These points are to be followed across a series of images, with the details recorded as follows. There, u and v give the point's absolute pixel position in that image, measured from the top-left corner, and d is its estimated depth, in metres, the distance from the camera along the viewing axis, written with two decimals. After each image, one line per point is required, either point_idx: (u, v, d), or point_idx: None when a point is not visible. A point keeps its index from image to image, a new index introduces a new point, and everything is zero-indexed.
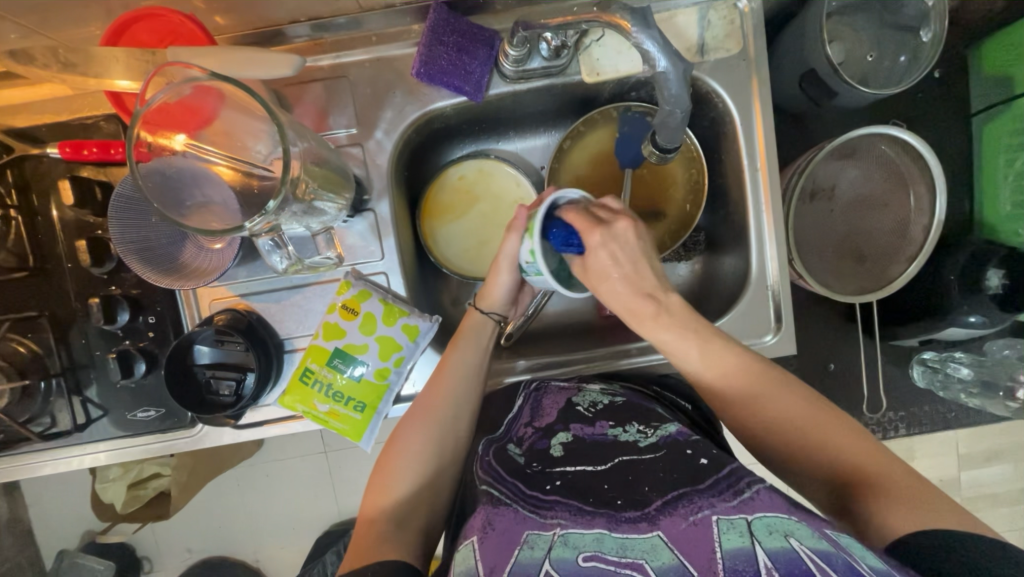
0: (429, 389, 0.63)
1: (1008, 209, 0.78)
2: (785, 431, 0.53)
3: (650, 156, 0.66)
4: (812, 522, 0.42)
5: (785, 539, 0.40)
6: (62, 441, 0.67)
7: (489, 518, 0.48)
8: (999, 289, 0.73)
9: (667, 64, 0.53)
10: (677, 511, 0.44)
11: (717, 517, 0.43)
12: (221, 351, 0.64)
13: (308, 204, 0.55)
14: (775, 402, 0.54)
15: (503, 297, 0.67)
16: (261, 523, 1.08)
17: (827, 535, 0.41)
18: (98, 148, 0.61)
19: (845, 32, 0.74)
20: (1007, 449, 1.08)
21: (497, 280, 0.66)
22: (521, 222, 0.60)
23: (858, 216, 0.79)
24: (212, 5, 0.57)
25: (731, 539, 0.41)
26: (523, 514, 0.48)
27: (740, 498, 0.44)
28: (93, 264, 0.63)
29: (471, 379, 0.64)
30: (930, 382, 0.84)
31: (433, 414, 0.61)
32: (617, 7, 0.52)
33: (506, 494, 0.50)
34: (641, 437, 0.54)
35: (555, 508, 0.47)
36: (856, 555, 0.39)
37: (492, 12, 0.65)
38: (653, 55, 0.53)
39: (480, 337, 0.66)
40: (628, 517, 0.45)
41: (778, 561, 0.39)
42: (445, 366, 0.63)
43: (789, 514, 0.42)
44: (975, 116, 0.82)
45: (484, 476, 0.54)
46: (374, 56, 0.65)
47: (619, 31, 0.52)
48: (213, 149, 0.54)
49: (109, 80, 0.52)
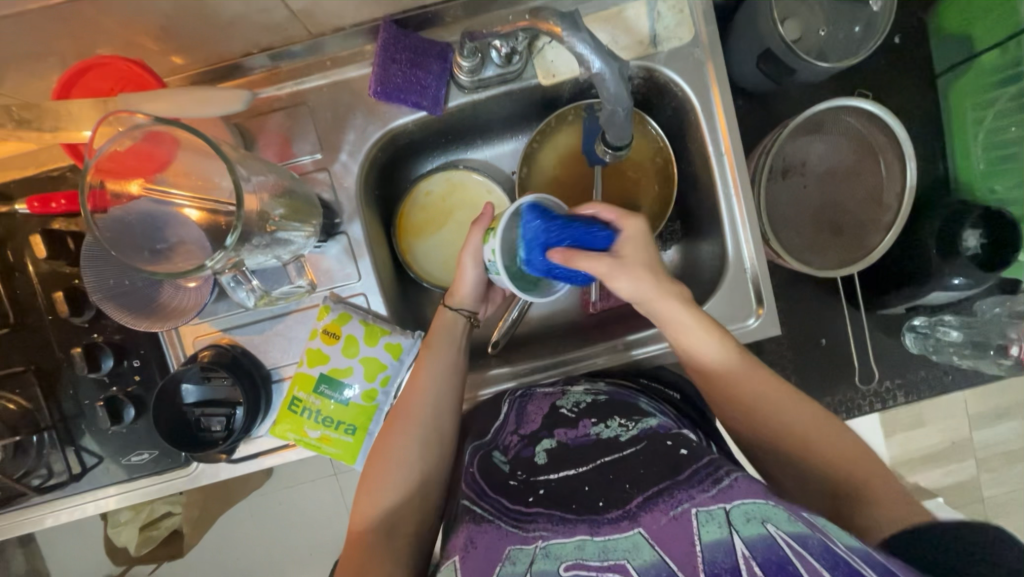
0: (406, 393, 0.63)
1: (982, 167, 0.80)
2: (762, 421, 0.56)
3: (604, 156, 0.65)
4: (789, 506, 0.42)
5: (762, 525, 0.40)
6: (62, 492, 0.68)
7: (472, 535, 0.49)
8: (977, 249, 0.73)
9: (602, 65, 0.52)
10: (657, 507, 0.44)
11: (696, 510, 0.43)
12: (208, 388, 0.64)
13: (271, 235, 0.55)
14: (753, 389, 0.57)
15: (471, 293, 0.68)
16: (279, 552, 1.08)
17: (804, 518, 0.41)
18: (66, 200, 0.60)
19: (798, 9, 0.74)
20: (1013, 405, 1.08)
21: (463, 276, 0.68)
22: (486, 218, 0.65)
23: (832, 189, 0.79)
24: (164, 45, 0.57)
25: (710, 531, 0.41)
26: (504, 529, 0.48)
27: (719, 486, 0.44)
28: (72, 314, 0.63)
29: (447, 372, 0.64)
30: (923, 347, 0.83)
31: (412, 414, 0.61)
32: (548, 11, 0.51)
33: (487, 511, 0.51)
34: (622, 431, 0.55)
35: (536, 521, 0.48)
36: (832, 535, 0.40)
37: (443, 25, 0.65)
38: (588, 58, 0.52)
39: (452, 336, 0.66)
40: (609, 518, 0.45)
41: (756, 549, 0.39)
42: (419, 367, 0.64)
43: (767, 499, 0.42)
44: (939, 78, 0.82)
45: (468, 490, 0.55)
46: (332, 80, 0.65)
47: (551, 36, 0.51)
48: (177, 190, 0.54)
49: (68, 132, 0.52)
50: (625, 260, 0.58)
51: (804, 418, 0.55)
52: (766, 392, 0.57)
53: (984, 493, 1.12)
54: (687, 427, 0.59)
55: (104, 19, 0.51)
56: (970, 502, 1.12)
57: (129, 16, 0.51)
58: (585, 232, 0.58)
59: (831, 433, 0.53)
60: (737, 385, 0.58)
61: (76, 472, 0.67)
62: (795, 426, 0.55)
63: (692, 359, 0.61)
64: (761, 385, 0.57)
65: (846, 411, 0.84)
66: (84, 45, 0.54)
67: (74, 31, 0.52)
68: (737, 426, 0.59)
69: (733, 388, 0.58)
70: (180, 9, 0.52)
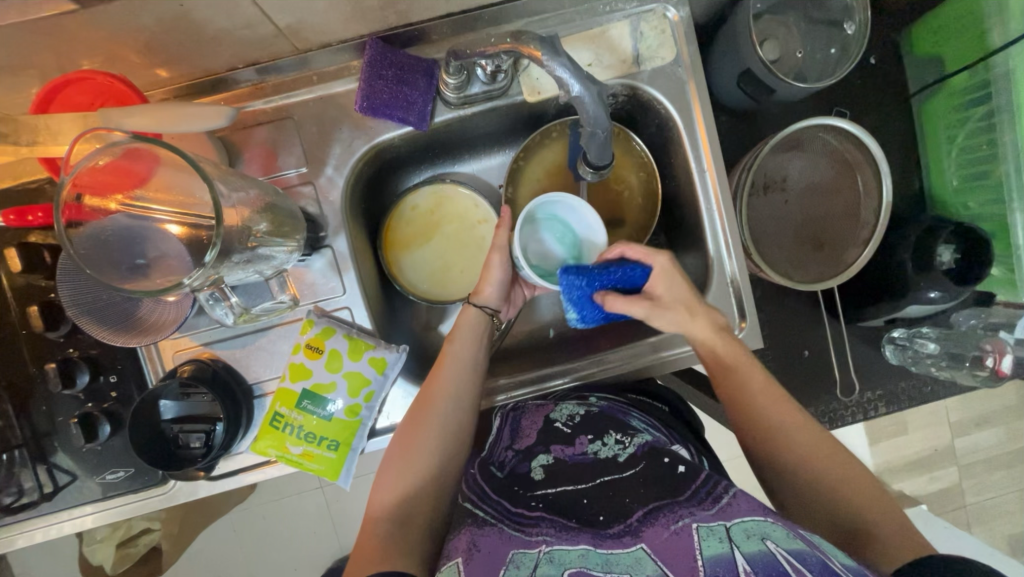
0: (428, 384, 0.63)
1: (955, 183, 0.81)
2: (773, 438, 0.58)
3: (585, 176, 0.65)
4: (787, 523, 0.43)
5: (762, 542, 0.41)
6: (33, 512, 0.66)
7: (474, 538, 0.48)
8: (951, 263, 0.75)
9: (582, 89, 0.52)
10: (658, 521, 0.45)
11: (697, 524, 0.44)
12: (187, 404, 0.63)
13: (252, 251, 0.55)
14: (764, 409, 0.59)
15: (496, 293, 0.67)
16: (262, 567, 1.06)
17: (800, 535, 0.42)
18: (43, 213, 0.58)
19: (778, 29, 0.76)
20: (992, 412, 1.11)
21: (491, 276, 0.66)
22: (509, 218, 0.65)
23: (812, 205, 0.81)
24: (148, 59, 0.57)
25: (711, 546, 0.42)
26: (507, 533, 0.48)
27: (719, 505, 0.45)
28: (47, 328, 0.62)
29: (467, 373, 0.63)
30: (901, 359, 0.85)
31: (434, 407, 0.61)
32: (529, 36, 0.51)
33: (490, 513, 0.51)
34: (620, 450, 0.55)
35: (540, 525, 0.48)
36: (829, 554, 0.41)
37: (429, 42, 0.66)
38: (567, 81, 0.51)
39: (475, 331, 0.66)
40: (611, 533, 0.45)
41: (756, 564, 0.40)
42: (443, 359, 0.64)
43: (765, 516, 0.43)
44: (914, 97, 0.85)
45: (468, 493, 0.55)
46: (317, 94, 0.65)
47: (531, 60, 0.51)
48: (157, 206, 0.54)
49: (43, 145, 0.52)
50: (661, 301, 0.62)
51: (815, 441, 0.56)
52: (780, 411, 0.59)
53: (966, 500, 1.14)
54: (678, 442, 0.61)
55: (85, 34, 0.51)
56: (953, 509, 1.14)
57: (112, 31, 0.51)
58: (623, 273, 0.62)
59: (810, 440, 0.56)
60: (753, 403, 0.59)
61: (48, 491, 0.65)
62: (805, 448, 0.56)
63: (723, 379, 0.62)
64: (779, 406, 0.59)
65: (829, 421, 0.85)
66: (65, 58, 0.54)
67: (56, 45, 0.51)
68: (750, 441, 0.60)
69: (752, 408, 0.60)
70: (164, 25, 0.52)
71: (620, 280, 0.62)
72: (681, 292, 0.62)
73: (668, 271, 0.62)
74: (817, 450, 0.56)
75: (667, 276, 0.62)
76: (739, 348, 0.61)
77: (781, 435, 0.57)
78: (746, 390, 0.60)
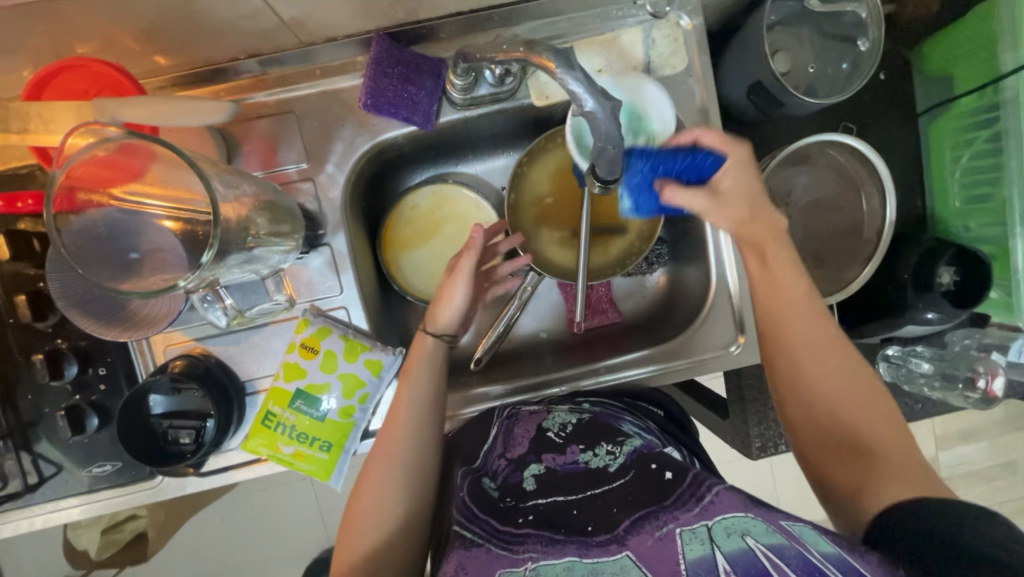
0: (385, 431, 0.58)
1: (958, 204, 0.81)
2: (796, 343, 0.53)
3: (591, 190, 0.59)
4: (768, 516, 0.42)
5: (742, 539, 0.41)
6: (16, 502, 0.65)
7: (462, 561, 0.48)
8: (950, 285, 0.75)
9: (594, 105, 0.49)
10: (644, 528, 0.45)
11: (680, 529, 0.43)
12: (177, 399, 0.62)
13: (249, 252, 0.54)
14: (793, 314, 0.53)
15: (455, 315, 0.63)
16: (249, 557, 1.06)
17: (781, 526, 0.41)
18: (33, 200, 0.57)
19: (789, 42, 0.75)
20: (978, 426, 1.12)
21: (449, 301, 0.62)
22: (478, 241, 0.63)
23: (815, 221, 0.80)
24: (146, 46, 0.55)
25: (693, 549, 0.41)
26: (495, 553, 0.47)
27: (702, 504, 0.45)
28: (35, 319, 0.61)
29: (425, 409, 0.59)
30: (895, 376, 0.87)
31: (394, 457, 0.56)
32: (542, 48, 0.49)
33: (478, 534, 0.50)
34: (611, 460, 0.55)
35: (528, 542, 0.47)
36: (809, 544, 0.40)
37: (437, 40, 0.64)
38: (580, 96, 0.49)
39: (433, 363, 0.61)
40: (598, 541, 0.45)
41: (736, 564, 0.39)
42: (398, 401, 0.59)
43: (747, 511, 0.43)
44: (922, 116, 0.84)
45: (458, 515, 0.53)
46: (321, 89, 0.64)
47: (546, 73, 0.49)
48: (152, 201, 0.52)
49: (32, 134, 0.50)
50: (722, 194, 0.56)
51: (841, 358, 0.51)
52: (809, 320, 0.53)
53: None
54: (670, 445, 0.62)
55: (80, 19, 0.49)
56: None
57: (109, 17, 0.50)
58: (691, 161, 0.56)
59: (841, 369, 0.51)
60: (780, 304, 0.54)
61: (33, 482, 0.64)
62: (829, 363, 0.51)
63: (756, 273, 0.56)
64: (812, 315, 0.53)
65: None
66: (60, 43, 0.52)
67: (50, 29, 0.50)
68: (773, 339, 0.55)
69: (782, 307, 0.54)
70: (163, 13, 0.50)
71: (687, 169, 0.56)
72: (749, 190, 0.56)
73: (742, 168, 0.56)
74: (841, 370, 0.51)
75: (739, 170, 0.56)
76: (786, 262, 0.55)
77: (808, 357, 0.52)
78: (781, 289, 0.54)
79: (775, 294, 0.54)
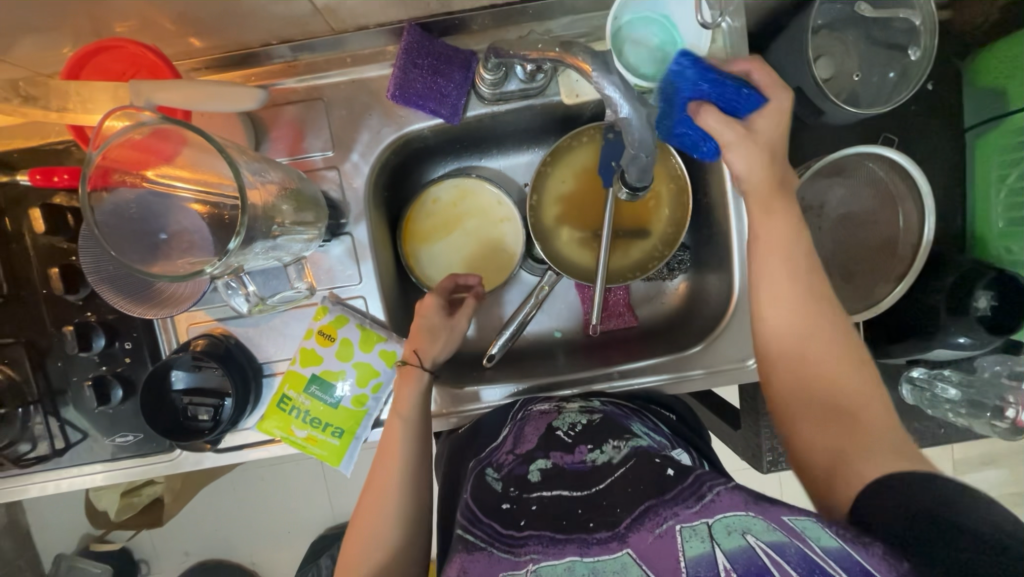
0: (380, 462, 0.59)
1: (1002, 225, 0.77)
2: (793, 298, 0.50)
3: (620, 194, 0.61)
4: (769, 512, 0.41)
5: (742, 537, 0.40)
6: (44, 465, 0.68)
7: (464, 566, 0.47)
8: (987, 311, 0.71)
9: (629, 109, 0.49)
10: (644, 527, 0.44)
11: (681, 526, 0.43)
12: (198, 376, 0.64)
13: (274, 240, 0.54)
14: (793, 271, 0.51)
15: (443, 353, 0.65)
16: (258, 528, 1.10)
17: (783, 524, 0.40)
18: (69, 175, 0.58)
19: (834, 47, 0.72)
20: (1003, 454, 1.09)
21: (446, 341, 0.65)
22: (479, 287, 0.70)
23: (845, 235, 0.78)
24: (183, 28, 0.55)
25: (693, 547, 0.41)
26: (497, 556, 0.47)
27: (702, 502, 0.44)
28: (67, 291, 0.62)
29: (417, 438, 0.60)
30: (918, 400, 0.84)
31: (391, 482, 0.58)
32: (579, 48, 0.49)
33: (480, 537, 0.49)
34: (615, 454, 0.54)
35: (528, 543, 0.47)
36: (810, 539, 0.39)
37: (469, 32, 0.63)
38: (615, 101, 0.49)
39: (423, 397, 0.62)
40: (598, 538, 0.45)
41: (736, 562, 0.39)
42: (391, 436, 0.60)
43: (747, 510, 0.42)
44: (969, 130, 0.80)
45: (461, 518, 0.53)
46: (351, 77, 0.64)
47: (580, 73, 0.49)
48: (181, 183, 0.53)
49: (71, 112, 0.51)
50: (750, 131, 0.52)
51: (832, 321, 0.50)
52: (808, 277, 0.51)
53: None
54: (679, 447, 0.61)
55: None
56: None
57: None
58: (733, 90, 0.53)
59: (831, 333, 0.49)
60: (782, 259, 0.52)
61: (59, 447, 0.66)
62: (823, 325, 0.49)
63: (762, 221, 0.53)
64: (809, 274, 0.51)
65: None
66: (100, 23, 0.53)
67: (91, 9, 0.51)
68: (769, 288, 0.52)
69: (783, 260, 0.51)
70: None
71: (726, 97, 0.53)
72: (779, 138, 0.53)
73: (781, 113, 0.53)
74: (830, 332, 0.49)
75: (776, 113, 0.52)
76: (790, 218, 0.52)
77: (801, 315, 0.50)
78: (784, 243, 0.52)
79: (774, 254, 0.52)
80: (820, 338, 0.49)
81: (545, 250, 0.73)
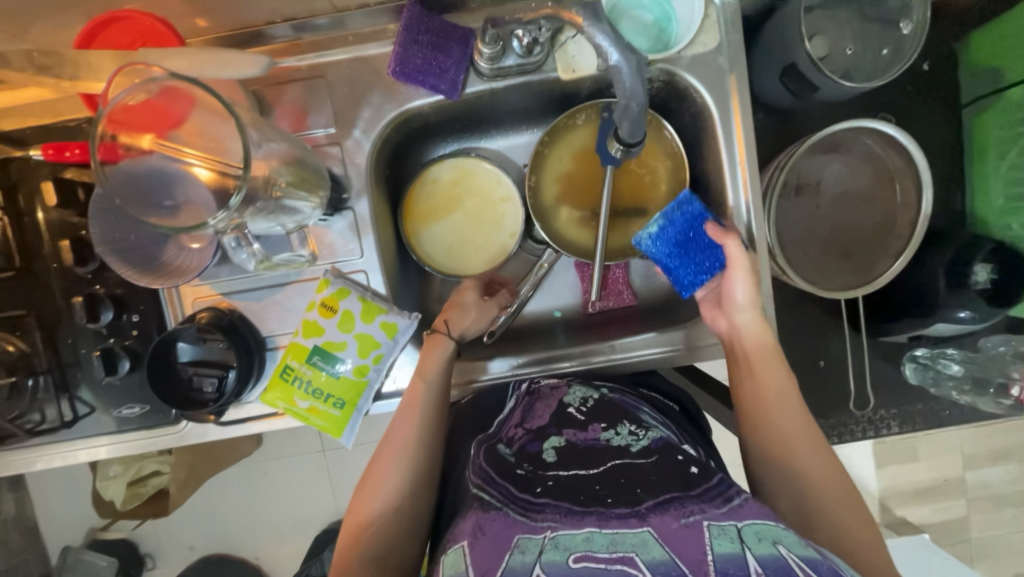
0: (399, 423, 0.60)
1: (1002, 202, 0.77)
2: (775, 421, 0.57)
3: (615, 154, 0.62)
4: (797, 533, 0.42)
5: (773, 546, 0.40)
6: (52, 438, 0.69)
7: (480, 523, 0.47)
8: (987, 285, 0.71)
9: (619, 58, 0.52)
10: (668, 512, 0.45)
11: (708, 522, 0.43)
12: (202, 348, 0.64)
13: (277, 202, 0.56)
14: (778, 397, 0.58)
15: (472, 327, 0.69)
16: (262, 520, 1.10)
17: (811, 544, 0.41)
18: (79, 150, 0.60)
19: (828, 25, 0.72)
20: (1012, 448, 1.07)
21: (469, 311, 0.69)
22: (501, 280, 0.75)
23: (844, 213, 0.78)
24: (190, 5, 0.57)
25: (722, 544, 0.41)
26: (513, 517, 0.47)
27: (730, 504, 0.45)
28: (77, 264, 0.64)
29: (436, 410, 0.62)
30: (921, 378, 0.82)
31: (408, 447, 0.59)
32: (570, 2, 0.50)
33: (496, 497, 0.50)
34: (633, 441, 0.56)
35: (545, 511, 0.47)
36: (840, 566, 0.41)
37: (467, 10, 0.65)
38: (605, 49, 0.52)
39: (443, 374, 0.64)
40: (618, 514, 0.45)
41: (767, 565, 0.38)
42: (416, 402, 0.61)
43: (776, 523, 0.43)
44: (966, 108, 0.81)
45: (474, 477, 0.53)
46: (352, 55, 0.65)
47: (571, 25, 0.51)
48: (189, 150, 0.54)
49: (84, 81, 0.53)
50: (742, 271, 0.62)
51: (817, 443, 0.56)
52: (788, 403, 0.58)
53: (972, 533, 1.11)
54: (687, 441, 0.61)
55: None
56: (956, 543, 1.11)
57: None
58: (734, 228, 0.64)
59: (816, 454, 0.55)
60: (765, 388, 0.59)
61: (67, 419, 0.68)
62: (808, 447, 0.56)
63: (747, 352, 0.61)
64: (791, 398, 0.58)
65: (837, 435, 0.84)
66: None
67: None
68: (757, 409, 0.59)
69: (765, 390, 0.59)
70: None
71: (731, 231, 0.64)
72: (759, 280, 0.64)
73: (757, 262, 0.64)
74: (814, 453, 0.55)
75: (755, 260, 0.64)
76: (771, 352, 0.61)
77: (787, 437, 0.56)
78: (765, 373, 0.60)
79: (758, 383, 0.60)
80: (807, 462, 0.55)
81: (546, 230, 0.74)
